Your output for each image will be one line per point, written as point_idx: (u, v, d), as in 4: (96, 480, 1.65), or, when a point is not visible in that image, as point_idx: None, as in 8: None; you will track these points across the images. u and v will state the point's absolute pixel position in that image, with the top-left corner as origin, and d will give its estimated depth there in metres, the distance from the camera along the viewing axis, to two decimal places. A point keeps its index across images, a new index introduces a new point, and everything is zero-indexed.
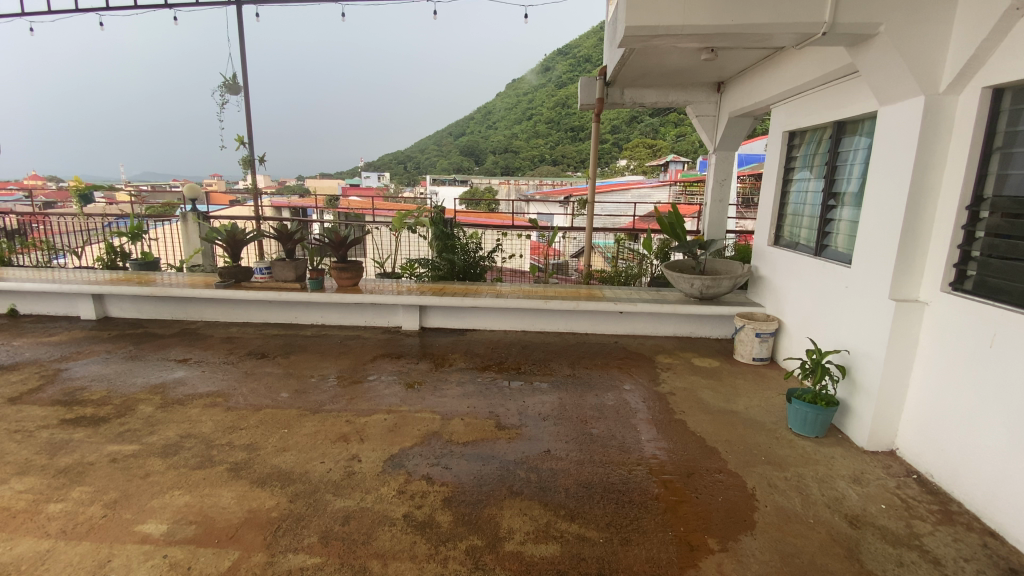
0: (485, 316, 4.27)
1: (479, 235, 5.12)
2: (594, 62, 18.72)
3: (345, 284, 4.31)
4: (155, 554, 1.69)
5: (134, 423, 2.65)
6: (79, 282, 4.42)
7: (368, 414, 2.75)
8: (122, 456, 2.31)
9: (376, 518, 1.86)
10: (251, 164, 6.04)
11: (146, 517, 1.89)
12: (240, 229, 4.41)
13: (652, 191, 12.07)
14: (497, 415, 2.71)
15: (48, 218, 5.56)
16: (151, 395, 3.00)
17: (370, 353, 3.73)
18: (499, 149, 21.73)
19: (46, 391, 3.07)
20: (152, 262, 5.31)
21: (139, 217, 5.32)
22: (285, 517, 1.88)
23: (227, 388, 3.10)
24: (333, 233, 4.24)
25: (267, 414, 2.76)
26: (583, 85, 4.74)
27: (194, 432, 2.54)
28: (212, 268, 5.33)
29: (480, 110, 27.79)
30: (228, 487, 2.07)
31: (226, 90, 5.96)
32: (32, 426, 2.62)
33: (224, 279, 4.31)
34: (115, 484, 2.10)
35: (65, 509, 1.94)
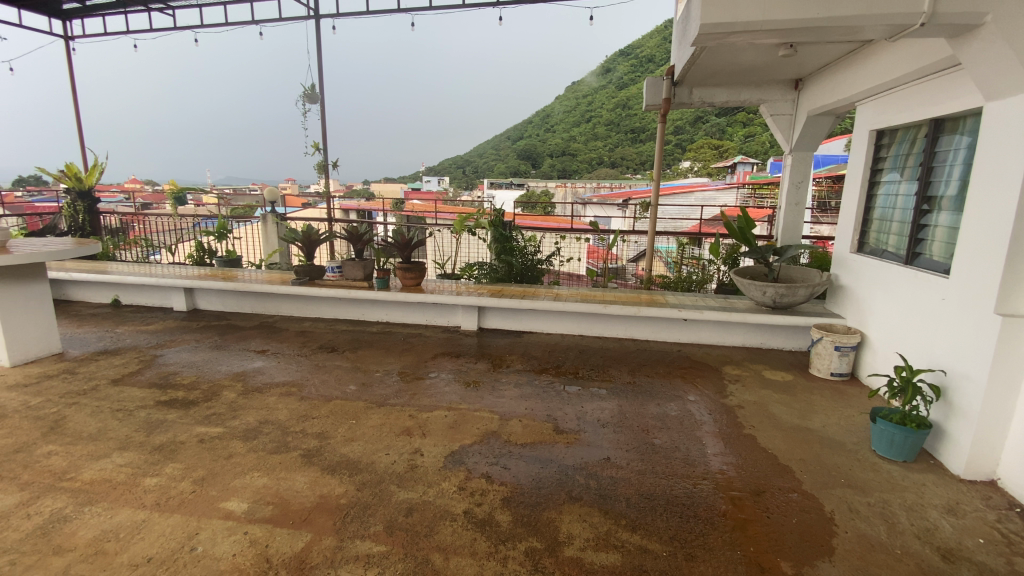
0: (543, 319, 4.27)
1: (538, 238, 5.13)
2: (657, 62, 18.29)
3: (409, 284, 4.45)
4: (236, 531, 1.82)
5: (218, 407, 2.88)
6: (173, 277, 4.85)
7: (429, 410, 2.82)
8: (208, 438, 2.51)
9: (437, 512, 1.90)
10: (324, 169, 6.38)
11: (228, 496, 2.04)
12: (314, 229, 4.68)
13: (717, 194, 11.62)
14: (555, 419, 2.69)
15: (147, 218, 6.13)
16: (233, 382, 3.24)
17: (431, 351, 3.83)
18: (557, 153, 21.68)
19: (144, 374, 3.39)
20: (235, 259, 5.73)
21: (224, 217, 5.76)
22: (352, 505, 1.96)
23: (299, 379, 3.29)
24: (399, 234, 4.39)
25: (336, 405, 2.90)
26: (648, 85, 4.63)
27: (270, 419, 2.72)
28: (287, 266, 5.69)
29: (538, 114, 27.88)
30: (301, 473, 2.19)
31: (304, 100, 6.36)
32: (133, 406, 2.90)
33: (298, 277, 4.60)
34: (202, 463, 2.28)
35: (159, 483, 2.13)
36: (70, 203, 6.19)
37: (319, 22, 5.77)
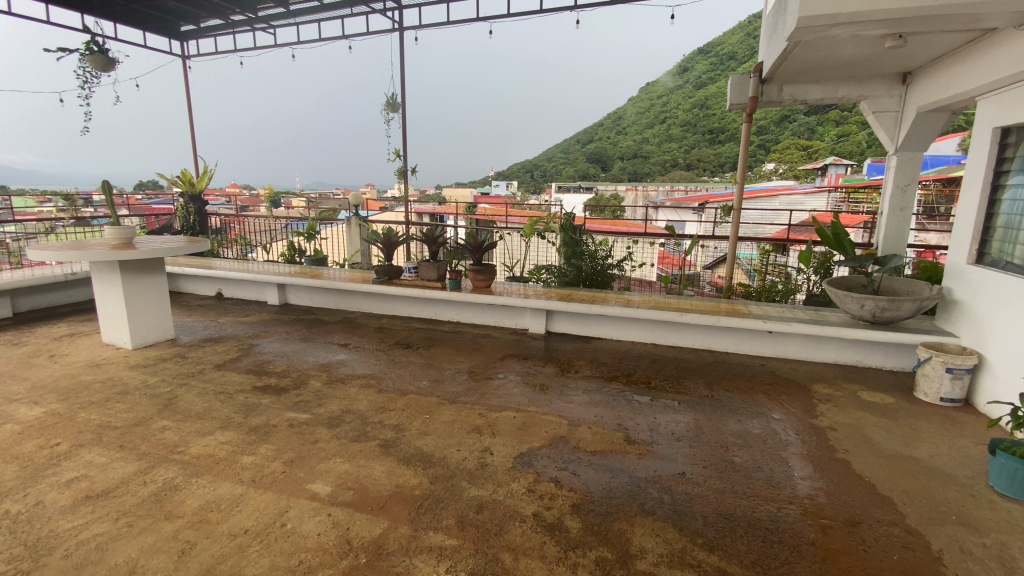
0: (614, 325, 4.19)
1: (610, 242, 5.05)
2: (740, 60, 17.46)
3: (480, 285, 4.55)
4: (321, 512, 1.95)
5: (306, 395, 3.09)
6: (268, 273, 5.27)
7: (499, 410, 2.86)
8: (297, 423, 2.71)
9: (507, 512, 1.93)
10: (403, 174, 6.70)
11: (314, 478, 2.18)
12: (394, 232, 4.92)
13: (805, 198, 10.85)
14: (626, 428, 2.63)
15: (247, 219, 6.73)
16: (319, 372, 3.48)
17: (501, 352, 3.89)
18: (629, 155, 21.24)
19: (243, 361, 3.73)
20: (322, 258, 6.13)
21: (313, 220, 6.21)
22: (426, 497, 2.04)
23: (378, 372, 3.46)
24: (472, 237, 4.49)
25: (411, 399, 3.02)
26: (733, 84, 4.42)
27: (352, 408, 2.88)
28: (368, 266, 6.02)
29: (610, 116, 27.49)
30: (379, 461, 2.31)
31: (387, 109, 6.73)
32: (233, 389, 3.19)
33: (378, 276, 4.86)
34: (291, 446, 2.46)
35: (255, 462, 2.32)
36: (183, 205, 6.92)
37: (402, 34, 6.09)
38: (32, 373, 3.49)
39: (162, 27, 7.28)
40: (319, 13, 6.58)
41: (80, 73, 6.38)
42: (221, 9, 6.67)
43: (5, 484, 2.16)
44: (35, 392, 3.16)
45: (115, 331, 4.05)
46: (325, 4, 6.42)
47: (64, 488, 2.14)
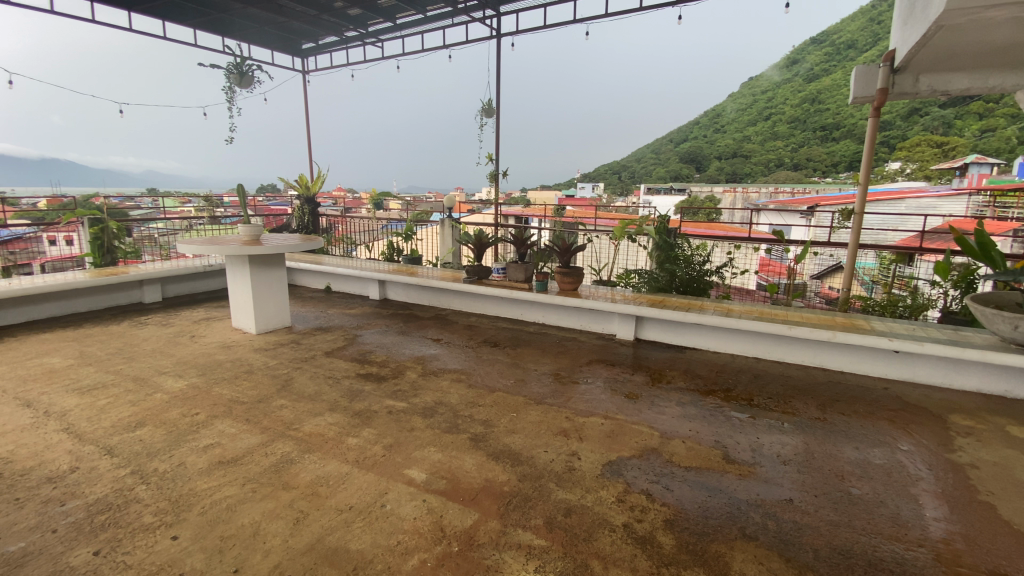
0: (711, 335, 3.97)
1: (708, 247, 4.79)
2: (860, 48, 15.76)
3: (567, 288, 4.53)
4: (417, 497, 2.06)
5: (403, 384, 3.29)
6: (370, 270, 5.67)
7: (586, 414, 2.84)
8: (395, 410, 2.89)
9: (596, 519, 1.90)
10: (494, 177, 6.87)
11: (410, 464, 2.31)
12: (484, 233, 5.05)
13: (939, 201, 9.53)
14: (724, 446, 2.49)
15: (352, 220, 7.31)
16: (414, 364, 3.68)
17: (588, 356, 3.85)
18: (728, 155, 19.97)
19: (348, 350, 4.04)
20: (417, 257, 6.52)
21: (411, 222, 6.76)
22: (514, 494, 2.07)
23: (468, 368, 3.58)
24: (560, 240, 4.48)
25: (499, 396, 3.09)
26: (857, 75, 3.95)
27: (444, 401, 3.01)
28: (458, 266, 6.26)
29: (708, 114, 26.07)
30: (470, 454, 2.39)
31: (483, 114, 6.96)
32: (339, 375, 3.47)
33: (468, 276, 5.03)
34: (390, 431, 2.63)
35: (358, 444, 2.51)
36: (300, 206, 7.68)
37: (499, 41, 6.27)
38: (178, 350, 4.04)
39: (286, 45, 8.09)
40: (423, 25, 6.95)
41: (226, 89, 7.32)
42: (337, 27, 7.28)
43: (158, 445, 2.53)
44: (180, 367, 3.66)
45: (243, 317, 4.57)
46: (428, 17, 6.77)
47: (201, 452, 2.46)
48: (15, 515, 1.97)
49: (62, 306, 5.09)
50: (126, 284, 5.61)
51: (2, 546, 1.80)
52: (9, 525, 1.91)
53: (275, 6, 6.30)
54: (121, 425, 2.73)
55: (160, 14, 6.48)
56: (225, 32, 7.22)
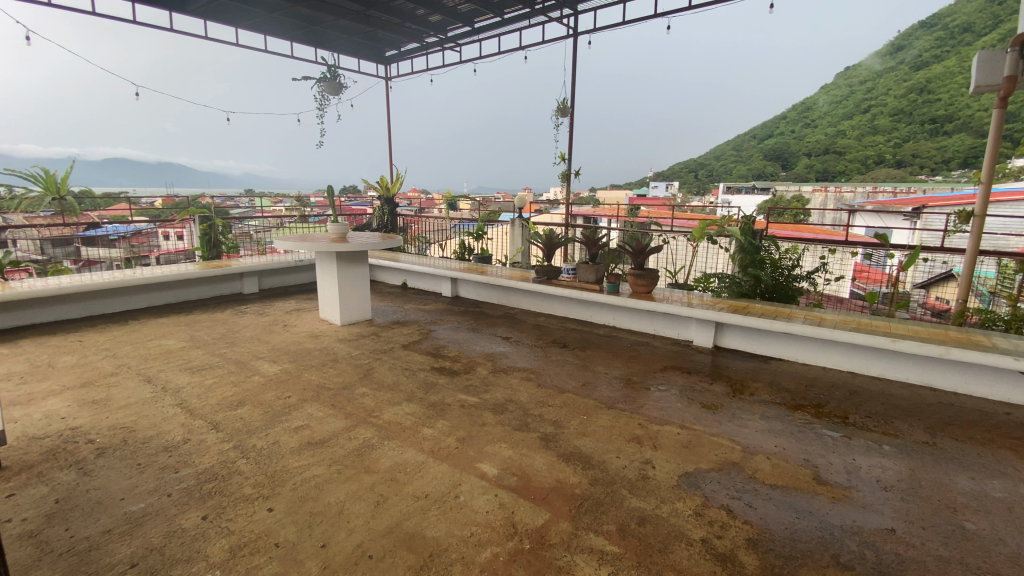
0: (800, 346, 3.70)
1: (798, 251, 4.46)
2: (982, 30, 13.99)
3: (641, 291, 4.40)
4: (489, 491, 2.10)
5: (474, 380, 3.36)
6: (444, 268, 5.85)
7: (660, 422, 2.76)
8: (467, 405, 2.96)
9: (672, 531, 1.84)
10: (567, 177, 6.84)
11: (483, 459, 2.36)
12: (555, 233, 5.03)
13: None
14: (815, 466, 2.31)
15: (426, 219, 7.58)
16: (485, 361, 3.75)
17: (661, 362, 3.73)
18: (818, 151, 18.51)
19: (422, 344, 4.20)
20: (487, 257, 6.64)
21: (482, 221, 6.89)
22: (586, 498, 2.05)
23: (537, 367, 3.59)
24: (634, 241, 4.37)
25: (569, 397, 3.07)
26: (979, 62, 3.51)
27: (514, 399, 3.04)
28: (528, 266, 6.30)
29: (796, 108, 24.30)
30: (540, 454, 2.40)
31: (557, 113, 6.95)
32: (415, 368, 3.62)
33: (538, 276, 5.04)
34: (462, 425, 2.70)
35: (433, 434, 2.60)
36: (380, 206, 8.08)
37: (576, 40, 6.23)
38: (272, 338, 4.40)
39: (372, 53, 8.53)
40: (500, 28, 7.06)
41: (319, 97, 7.87)
42: (419, 34, 7.58)
43: (255, 423, 2.77)
44: (274, 353, 3.98)
45: (329, 309, 4.90)
46: (505, 19, 6.86)
47: (293, 432, 2.66)
48: (140, 478, 2.24)
49: (175, 294, 5.71)
50: (229, 276, 6.19)
51: (128, 505, 2.05)
52: (135, 486, 2.17)
53: (364, 17, 6.67)
54: (225, 404, 3.02)
55: (264, 29, 7.08)
56: (318, 43, 7.76)
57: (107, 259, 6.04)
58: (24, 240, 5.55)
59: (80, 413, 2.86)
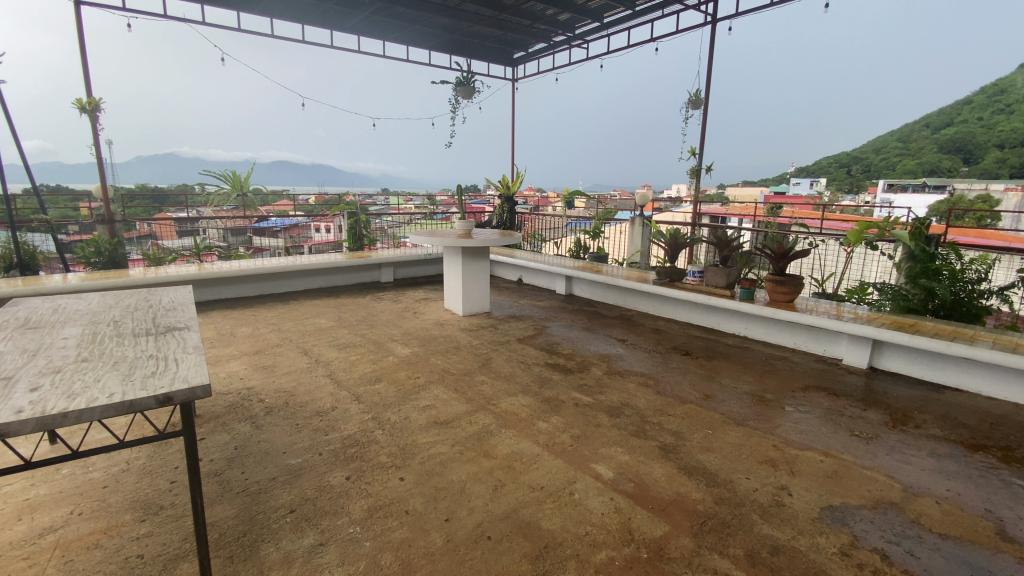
0: (985, 375, 3.09)
1: (990, 261, 3.71)
2: None
3: (779, 300, 3.99)
4: (604, 493, 2.06)
5: (589, 380, 3.33)
6: (561, 266, 5.88)
7: (799, 446, 2.48)
8: (581, 404, 2.94)
9: (810, 567, 1.65)
10: (696, 173, 6.45)
11: (598, 459, 2.33)
12: (681, 233, 4.75)
13: None
14: (1003, 521, 1.91)
15: (543, 217, 7.58)
16: (601, 361, 3.69)
17: (800, 380, 3.36)
18: (1017, 141, 15.23)
19: (538, 339, 4.26)
20: (604, 256, 6.48)
21: (600, 219, 6.71)
22: (709, 515, 1.92)
23: (656, 373, 3.45)
24: (775, 243, 3.96)
25: (691, 408, 2.90)
26: None
27: (631, 403, 2.96)
28: (646, 267, 6.05)
29: (987, 90, 20.27)
30: (659, 463, 2.29)
31: (690, 106, 6.57)
32: (531, 362, 3.69)
33: (660, 277, 4.82)
34: (577, 423, 2.69)
35: (547, 429, 2.63)
36: (501, 205, 8.22)
37: (714, 27, 5.83)
38: (403, 323, 4.79)
39: (502, 56, 8.83)
40: (630, 21, 6.87)
41: (452, 100, 8.36)
42: (548, 34, 7.66)
43: (389, 399, 3.04)
44: (405, 337, 4.33)
45: (452, 300, 5.20)
46: (637, 12, 6.64)
47: (420, 411, 2.87)
48: (298, 436, 2.59)
49: (325, 280, 6.49)
50: (369, 266, 6.87)
51: (289, 458, 2.38)
52: (293, 443, 2.51)
53: (498, 21, 6.93)
54: (364, 379, 3.37)
55: (409, 40, 7.69)
56: (454, 49, 8.22)
57: (272, 247, 7.01)
58: (212, 229, 6.70)
59: (253, 375, 3.40)
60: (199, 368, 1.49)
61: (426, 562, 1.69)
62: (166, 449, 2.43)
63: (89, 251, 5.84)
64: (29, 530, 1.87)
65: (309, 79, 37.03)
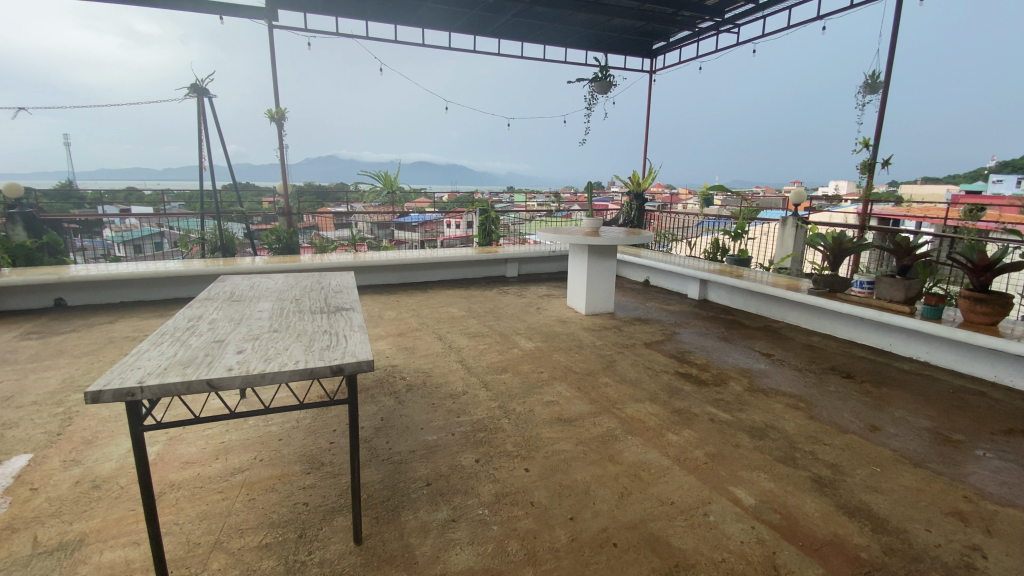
0: None
1: None
2: None
3: (976, 321, 3.30)
4: (744, 520, 1.88)
5: (727, 395, 3.07)
6: (695, 268, 5.52)
7: (1002, 502, 2.02)
8: (718, 420, 2.73)
9: None
10: (869, 168, 5.61)
11: (737, 482, 2.13)
12: (847, 237, 4.13)
13: None
14: None
15: (677, 215, 7.13)
16: (740, 376, 3.39)
17: (1004, 421, 2.73)
18: None
19: (668, 345, 4.05)
20: (745, 259, 5.90)
21: (744, 218, 6.09)
22: (875, 566, 1.66)
23: (807, 395, 3.06)
24: (977, 253, 3.26)
25: (852, 440, 2.53)
26: None
27: (777, 425, 2.66)
28: (798, 274, 5.39)
29: None
30: (811, 497, 2.03)
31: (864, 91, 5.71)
32: (660, 368, 3.52)
33: (816, 286, 4.26)
34: (712, 440, 2.50)
35: (678, 442, 2.48)
36: (629, 202, 7.92)
37: None
38: (528, 317, 4.89)
39: (640, 48, 8.52)
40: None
41: (588, 97, 8.30)
42: (693, 21, 7.20)
43: (515, 390, 3.12)
44: (529, 331, 4.41)
45: (576, 298, 5.17)
46: None
47: (545, 405, 2.89)
48: (433, 415, 2.78)
49: (456, 272, 6.88)
50: (496, 261, 7.13)
51: (426, 434, 2.57)
52: (430, 421, 2.70)
53: (639, 11, 6.68)
54: (492, 368, 3.50)
55: (546, 39, 7.79)
56: (591, 45, 8.13)
57: (410, 241, 7.66)
58: (362, 222, 7.49)
59: (396, 356, 3.72)
60: (364, 345, 1.66)
61: (551, 557, 1.69)
62: (327, 414, 2.77)
63: (272, 239, 6.97)
64: (225, 467, 2.27)
65: (450, 84, 39.56)
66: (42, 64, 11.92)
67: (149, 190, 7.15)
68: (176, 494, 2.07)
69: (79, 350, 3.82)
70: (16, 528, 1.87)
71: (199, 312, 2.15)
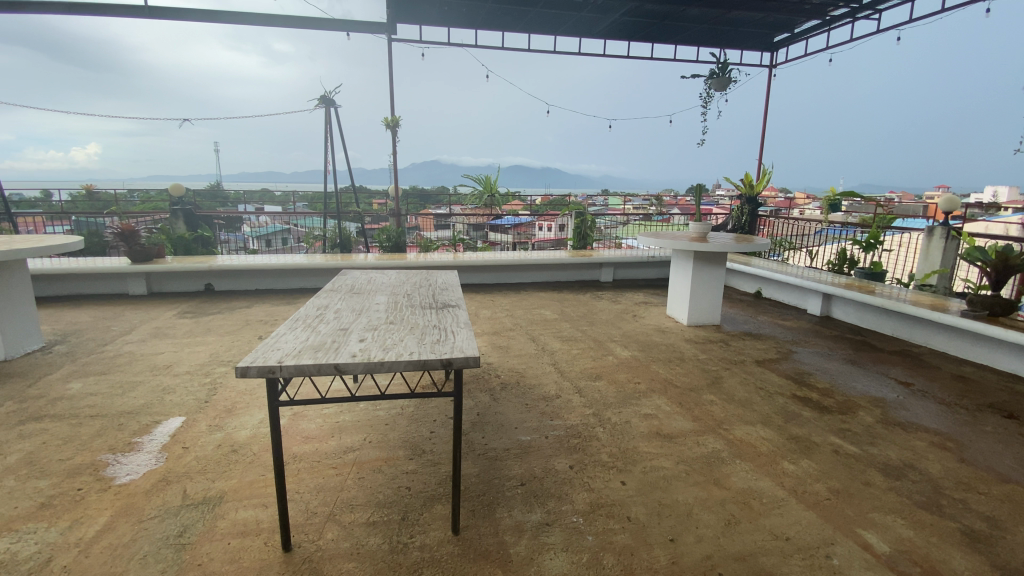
0: None
1: None
2: None
3: None
4: (876, 570, 1.66)
5: (854, 425, 2.74)
6: (816, 282, 5.02)
7: None
8: (843, 452, 2.44)
9: None
10: None
11: (866, 525, 1.89)
12: (1017, 250, 3.49)
13: None
14: None
15: (795, 222, 6.51)
16: (871, 405, 3.00)
17: None
18: None
19: (782, 365, 3.71)
20: (879, 273, 5.23)
21: (880, 227, 5.39)
22: None
23: (958, 435, 2.63)
24: None
25: (1018, 491, 2.13)
26: None
27: (917, 466, 2.32)
28: (946, 292, 4.67)
29: None
30: (962, 554, 1.74)
31: None
32: (773, 390, 3.23)
33: (972, 307, 3.66)
34: (836, 474, 2.24)
35: (795, 472, 2.26)
36: (740, 206, 7.37)
37: None
38: (624, 324, 4.76)
39: (760, 41, 7.92)
40: None
41: (703, 95, 7.86)
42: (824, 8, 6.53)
43: (612, 400, 3.04)
44: (626, 339, 4.28)
45: (677, 307, 4.93)
46: None
47: (642, 418, 2.79)
48: (528, 416, 2.79)
49: (550, 274, 6.89)
50: (591, 265, 7.03)
51: (521, 434, 2.59)
52: (524, 422, 2.73)
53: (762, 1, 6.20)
54: (587, 374, 3.44)
55: (655, 36, 7.52)
56: (704, 40, 7.72)
57: (503, 241, 7.85)
58: (460, 224, 7.84)
59: (492, 354, 3.80)
60: (470, 341, 1.71)
61: None
62: (429, 404, 2.91)
63: (382, 238, 7.40)
64: (339, 446, 2.48)
65: None
66: (202, 82, 13.86)
67: (281, 191, 8.03)
68: (298, 465, 2.29)
69: (221, 330, 4.38)
70: (171, 480, 2.19)
71: (325, 301, 2.37)
